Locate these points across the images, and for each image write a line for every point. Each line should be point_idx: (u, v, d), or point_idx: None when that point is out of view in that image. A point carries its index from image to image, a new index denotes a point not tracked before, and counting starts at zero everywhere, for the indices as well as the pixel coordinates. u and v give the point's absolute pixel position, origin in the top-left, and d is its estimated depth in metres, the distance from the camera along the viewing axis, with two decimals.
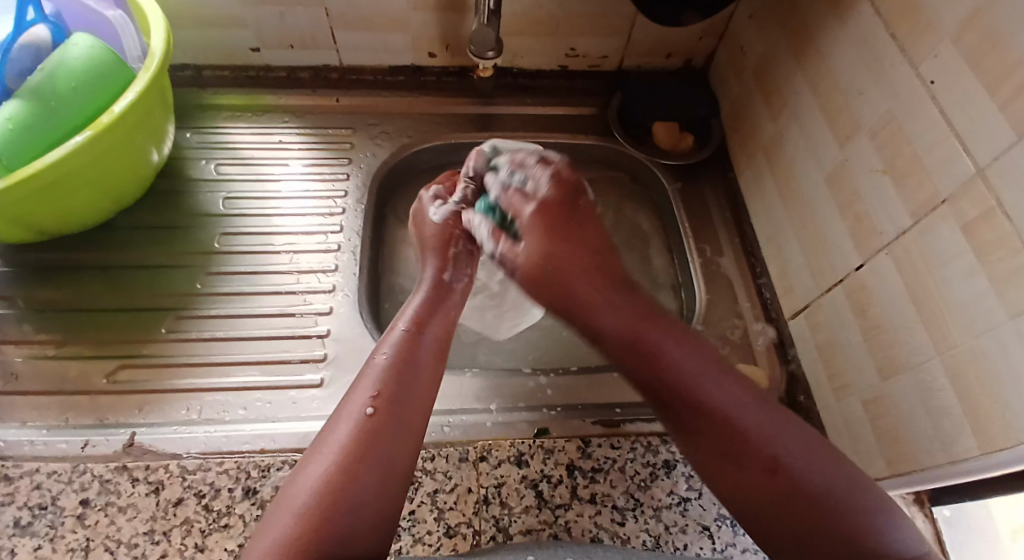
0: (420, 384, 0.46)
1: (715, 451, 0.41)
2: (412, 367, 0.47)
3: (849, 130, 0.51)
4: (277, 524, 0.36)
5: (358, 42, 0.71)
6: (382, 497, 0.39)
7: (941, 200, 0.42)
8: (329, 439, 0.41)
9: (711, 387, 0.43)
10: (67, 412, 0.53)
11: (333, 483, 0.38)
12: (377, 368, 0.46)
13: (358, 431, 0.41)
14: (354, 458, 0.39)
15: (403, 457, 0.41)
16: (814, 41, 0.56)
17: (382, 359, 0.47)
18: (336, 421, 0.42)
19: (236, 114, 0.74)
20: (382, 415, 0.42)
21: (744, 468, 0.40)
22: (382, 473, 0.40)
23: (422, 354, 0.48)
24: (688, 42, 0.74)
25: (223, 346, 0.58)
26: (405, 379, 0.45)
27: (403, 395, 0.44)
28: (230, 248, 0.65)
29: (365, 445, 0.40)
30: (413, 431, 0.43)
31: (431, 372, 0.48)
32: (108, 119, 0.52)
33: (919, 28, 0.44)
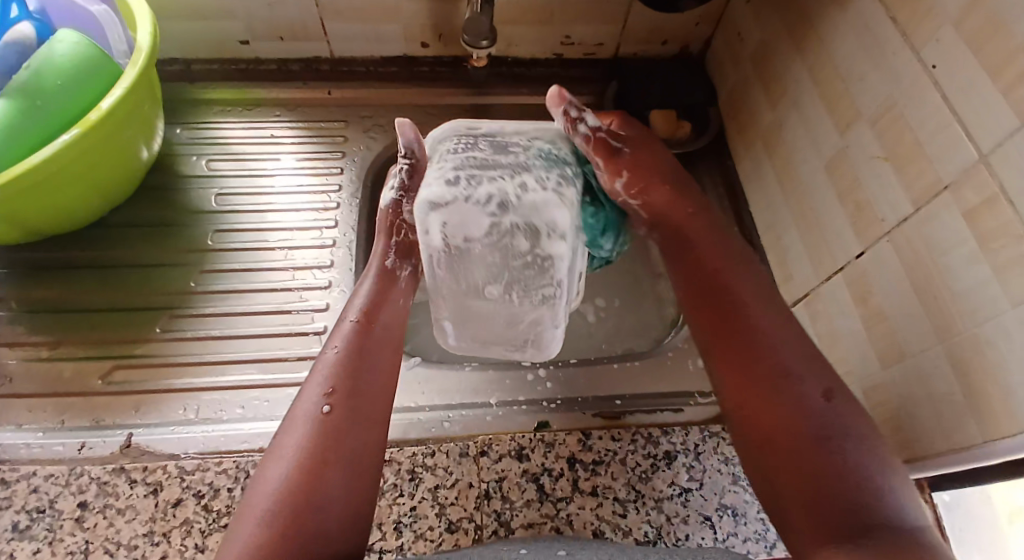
0: (375, 375, 0.46)
1: (755, 378, 0.44)
2: (368, 358, 0.47)
3: (849, 116, 0.51)
4: (246, 530, 0.37)
5: (349, 33, 0.70)
6: (344, 495, 0.40)
7: (943, 187, 0.41)
8: (285, 443, 0.42)
9: (764, 320, 0.47)
10: (63, 414, 0.53)
11: (294, 489, 0.39)
12: (330, 361, 0.46)
13: (314, 430, 0.42)
14: (311, 461, 0.40)
15: (361, 451, 0.42)
16: (814, 26, 0.55)
17: (333, 352, 0.46)
18: (290, 424, 0.43)
19: (227, 108, 0.72)
20: (336, 414, 0.43)
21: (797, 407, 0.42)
22: (344, 470, 0.41)
23: (374, 343, 0.48)
24: (685, 29, 0.73)
25: (219, 345, 0.58)
26: (359, 370, 0.46)
27: (358, 389, 0.45)
28: (224, 245, 0.64)
29: (321, 446, 0.41)
30: (370, 421, 0.44)
31: (386, 359, 0.48)
32: (97, 116, 0.51)
33: (920, 12, 0.43)
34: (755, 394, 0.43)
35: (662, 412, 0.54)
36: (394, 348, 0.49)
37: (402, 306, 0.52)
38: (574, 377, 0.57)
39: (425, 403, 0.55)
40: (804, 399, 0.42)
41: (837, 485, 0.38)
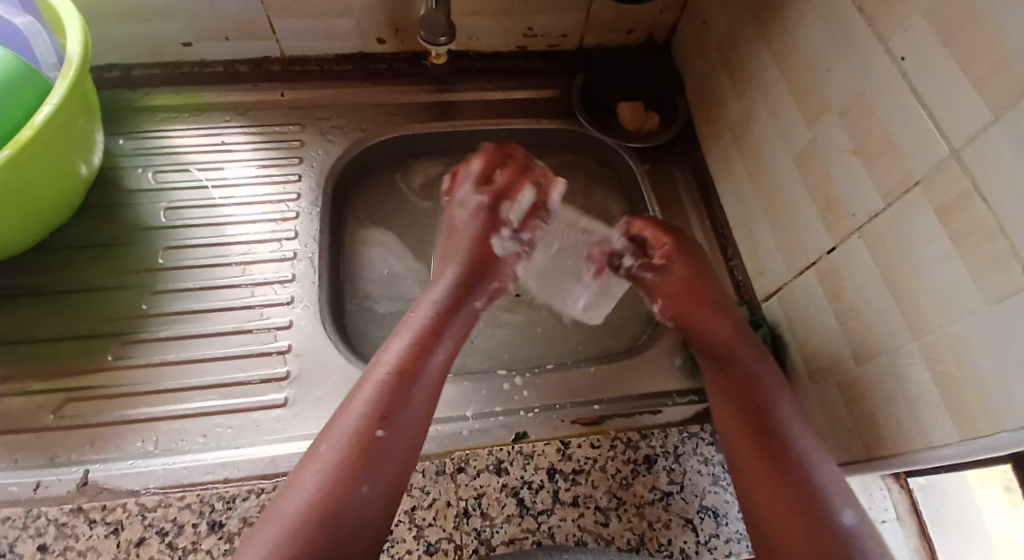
0: (421, 407, 0.46)
1: (765, 447, 0.45)
2: (420, 388, 0.46)
3: (817, 108, 0.50)
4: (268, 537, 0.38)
5: (300, 30, 0.67)
6: (370, 522, 0.40)
7: (914, 182, 0.40)
8: (325, 452, 0.41)
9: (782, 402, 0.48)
10: (15, 452, 0.49)
11: (324, 506, 0.39)
12: (379, 379, 0.45)
13: (357, 451, 0.41)
14: (348, 480, 0.40)
15: (395, 483, 0.42)
16: (780, 14, 0.54)
17: (381, 372, 0.46)
18: (330, 435, 0.42)
19: (174, 115, 0.68)
20: (381, 440, 0.42)
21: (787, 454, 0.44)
22: (375, 499, 0.40)
23: (428, 372, 0.47)
24: (649, 16, 0.71)
25: (176, 371, 0.55)
26: (407, 398, 0.45)
27: (404, 417, 0.44)
28: (177, 263, 0.61)
29: (358, 469, 0.41)
30: (408, 454, 0.43)
31: (431, 389, 0.47)
32: (28, 133, 0.48)
33: (888, 1, 0.42)
34: (763, 456, 0.45)
35: (641, 415, 0.53)
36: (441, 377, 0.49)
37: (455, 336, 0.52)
38: (551, 383, 0.56)
39: None
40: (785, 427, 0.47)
41: (829, 535, 0.40)
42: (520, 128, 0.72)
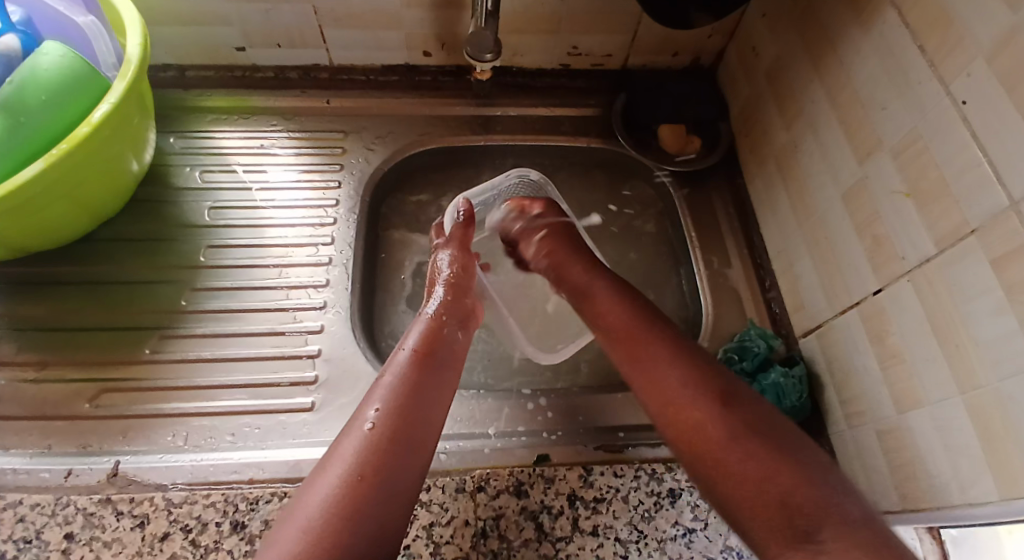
0: (429, 405, 0.46)
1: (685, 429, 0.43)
2: (423, 390, 0.46)
3: (870, 145, 0.49)
4: (289, 536, 0.37)
5: (349, 41, 0.68)
6: (387, 504, 0.39)
7: (969, 230, 0.39)
8: (337, 454, 0.41)
9: (672, 372, 0.47)
10: (51, 438, 0.51)
11: (341, 495, 0.38)
12: (388, 386, 0.46)
13: (361, 450, 0.41)
14: (359, 474, 0.39)
15: (411, 469, 0.41)
16: (834, 46, 0.52)
17: (387, 380, 0.46)
18: (340, 445, 0.42)
19: (223, 116, 0.70)
20: (389, 436, 0.42)
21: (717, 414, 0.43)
22: (389, 492, 0.40)
23: (429, 375, 0.47)
24: (697, 40, 0.70)
25: (209, 368, 0.56)
26: (416, 399, 0.45)
27: (412, 414, 0.44)
28: (216, 262, 0.62)
29: (367, 462, 0.40)
30: (419, 446, 0.43)
31: (443, 386, 0.48)
32: (86, 130, 0.49)
33: (951, 42, 0.41)
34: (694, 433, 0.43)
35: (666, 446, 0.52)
36: (452, 379, 0.49)
37: (463, 343, 0.53)
38: (576, 406, 0.55)
39: None
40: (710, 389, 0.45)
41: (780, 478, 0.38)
42: (560, 146, 0.72)
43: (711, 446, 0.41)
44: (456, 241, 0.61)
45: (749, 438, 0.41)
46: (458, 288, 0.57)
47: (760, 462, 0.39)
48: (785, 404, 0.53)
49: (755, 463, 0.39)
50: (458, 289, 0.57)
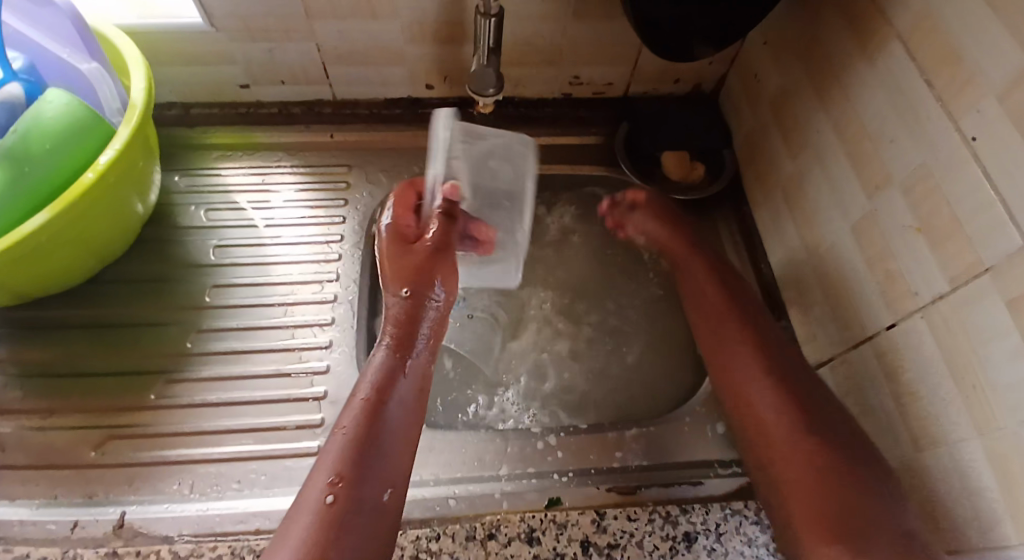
0: (389, 457, 0.43)
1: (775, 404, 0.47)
2: (378, 445, 0.43)
3: (879, 179, 0.48)
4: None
5: (352, 76, 0.68)
6: None
7: (984, 269, 0.38)
8: (293, 525, 0.38)
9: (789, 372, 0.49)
10: (56, 488, 0.51)
11: None
12: (339, 445, 0.42)
13: (320, 523, 0.38)
14: (317, 554, 0.36)
15: (376, 533, 0.39)
16: (839, 77, 0.52)
17: (344, 434, 0.43)
18: (297, 509, 0.39)
19: (227, 154, 0.70)
20: (345, 500, 0.39)
21: (789, 420, 0.46)
22: None
23: (388, 427, 0.44)
24: (699, 68, 0.70)
25: (215, 412, 0.55)
26: (374, 452, 0.42)
27: (370, 472, 0.41)
28: (222, 302, 0.62)
29: (327, 537, 0.37)
30: (384, 509, 0.41)
31: (403, 436, 0.45)
32: (93, 176, 0.49)
33: (958, 79, 0.40)
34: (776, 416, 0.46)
35: (681, 485, 0.51)
36: (413, 422, 0.47)
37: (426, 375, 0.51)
38: (587, 443, 0.54)
39: (429, 477, 0.52)
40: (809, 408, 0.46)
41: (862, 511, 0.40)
42: (564, 176, 0.72)
43: (767, 438, 0.46)
44: (424, 250, 0.55)
45: (834, 459, 0.43)
46: (412, 321, 0.52)
47: (833, 476, 0.42)
48: None
49: (821, 474, 0.42)
50: (415, 326, 0.52)
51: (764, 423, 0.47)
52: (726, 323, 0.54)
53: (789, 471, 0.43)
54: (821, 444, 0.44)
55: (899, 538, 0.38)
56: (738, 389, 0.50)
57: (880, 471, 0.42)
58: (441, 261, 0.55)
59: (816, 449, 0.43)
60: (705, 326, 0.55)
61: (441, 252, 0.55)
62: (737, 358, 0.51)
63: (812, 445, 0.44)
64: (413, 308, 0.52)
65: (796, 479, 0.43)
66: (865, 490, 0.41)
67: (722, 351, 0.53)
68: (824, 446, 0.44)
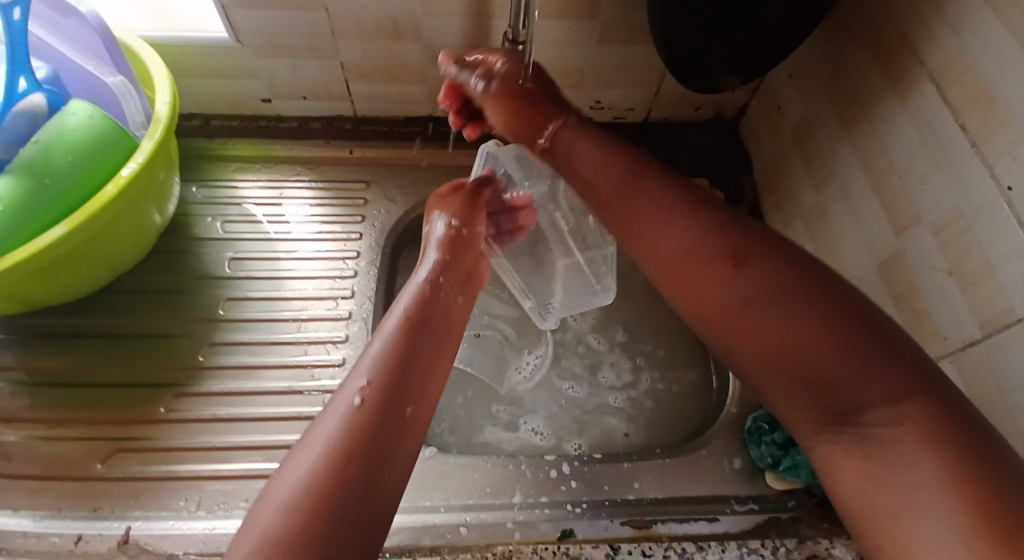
0: (420, 376, 0.40)
1: (763, 280, 0.36)
2: (412, 361, 0.40)
3: (906, 218, 0.47)
4: (264, 521, 0.31)
5: (374, 93, 0.68)
6: (376, 482, 0.33)
7: (1016, 316, 0.38)
8: (320, 428, 0.35)
9: (764, 250, 0.37)
10: (61, 500, 0.50)
11: (324, 469, 0.32)
12: (372, 357, 0.39)
13: (348, 424, 0.35)
14: (343, 453, 0.33)
15: (402, 448, 0.36)
16: (865, 113, 0.52)
17: (377, 346, 0.40)
18: (324, 413, 0.36)
19: (246, 166, 0.71)
20: (375, 406, 0.36)
21: (772, 306, 0.35)
22: (378, 471, 0.34)
23: (422, 346, 0.42)
24: (720, 96, 0.70)
25: (225, 429, 0.55)
26: (412, 371, 0.40)
27: (404, 385, 0.38)
28: (236, 315, 0.62)
29: (358, 441, 0.34)
30: (409, 423, 0.37)
31: (436, 358, 0.42)
32: (113, 190, 0.49)
33: (993, 124, 0.39)
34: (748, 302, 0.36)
35: (696, 521, 0.51)
36: (450, 351, 0.44)
37: (465, 303, 0.49)
38: (599, 471, 0.54)
39: (439, 503, 0.51)
40: (784, 279, 0.35)
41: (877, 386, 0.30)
42: None
43: (722, 330, 0.38)
44: (464, 196, 0.56)
45: (773, 305, 0.35)
46: (454, 245, 0.52)
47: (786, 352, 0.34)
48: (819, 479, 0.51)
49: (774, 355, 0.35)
50: (455, 250, 0.52)
51: (689, 284, 0.39)
52: (627, 195, 0.44)
53: (777, 390, 0.35)
54: (750, 305, 0.36)
55: (892, 407, 0.30)
56: (672, 292, 0.41)
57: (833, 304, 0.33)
58: (477, 209, 0.56)
59: (751, 306, 0.36)
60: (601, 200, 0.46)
61: (477, 200, 0.56)
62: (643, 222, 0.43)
63: (742, 307, 0.36)
64: (449, 235, 0.53)
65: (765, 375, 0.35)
66: (826, 355, 0.32)
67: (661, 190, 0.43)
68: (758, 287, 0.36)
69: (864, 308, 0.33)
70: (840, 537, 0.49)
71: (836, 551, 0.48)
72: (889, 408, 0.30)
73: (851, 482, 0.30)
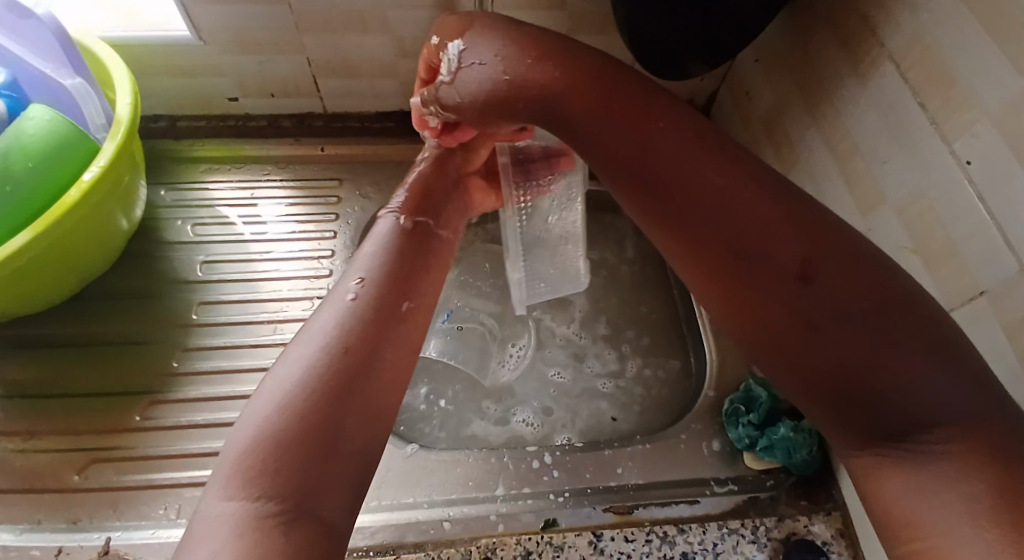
0: (417, 275, 0.44)
1: (837, 278, 0.28)
2: (407, 262, 0.44)
3: (873, 199, 0.48)
4: (265, 402, 0.33)
5: (344, 89, 0.67)
6: (378, 361, 0.37)
7: (979, 292, 0.39)
8: (321, 318, 0.38)
9: (829, 233, 0.30)
10: (37, 513, 0.49)
11: (326, 354, 0.35)
12: (369, 258, 0.43)
13: (348, 316, 0.38)
14: (346, 335, 0.37)
15: (402, 336, 0.39)
16: (831, 96, 0.52)
17: (371, 250, 0.44)
18: (325, 306, 0.39)
19: (215, 167, 0.69)
20: (375, 300, 0.40)
21: (837, 307, 0.28)
22: (379, 354, 0.37)
23: (415, 252, 0.45)
24: (691, 83, 0.70)
25: (203, 434, 0.54)
26: (405, 275, 0.43)
27: (399, 282, 0.42)
28: (210, 319, 0.61)
29: (358, 328, 0.38)
30: (406, 315, 0.41)
31: (430, 263, 0.46)
32: (76, 195, 0.48)
33: (953, 102, 0.40)
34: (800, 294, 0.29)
35: (677, 505, 0.51)
36: (441, 258, 0.47)
37: (453, 219, 0.52)
38: (580, 460, 0.54)
39: (423, 498, 0.51)
40: (851, 277, 0.28)
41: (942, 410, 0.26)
42: None
43: (755, 317, 0.30)
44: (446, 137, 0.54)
45: (835, 299, 0.28)
46: (424, 187, 0.52)
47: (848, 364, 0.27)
48: (795, 459, 0.52)
49: (829, 360, 0.27)
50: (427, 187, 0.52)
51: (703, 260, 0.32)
52: (642, 147, 0.35)
53: (807, 394, 0.29)
54: (806, 298, 0.29)
55: (953, 426, 0.25)
56: (687, 261, 0.34)
57: (905, 310, 0.27)
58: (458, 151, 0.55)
59: (805, 299, 0.29)
60: (616, 171, 0.36)
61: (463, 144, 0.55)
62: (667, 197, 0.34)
63: (794, 299, 0.29)
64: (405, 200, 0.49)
65: (798, 381, 0.29)
66: (902, 371, 0.26)
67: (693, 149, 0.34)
68: (808, 279, 0.29)
69: (931, 316, 0.28)
70: (817, 514, 0.50)
71: (814, 528, 0.50)
72: (955, 426, 0.25)
73: (891, 488, 0.27)
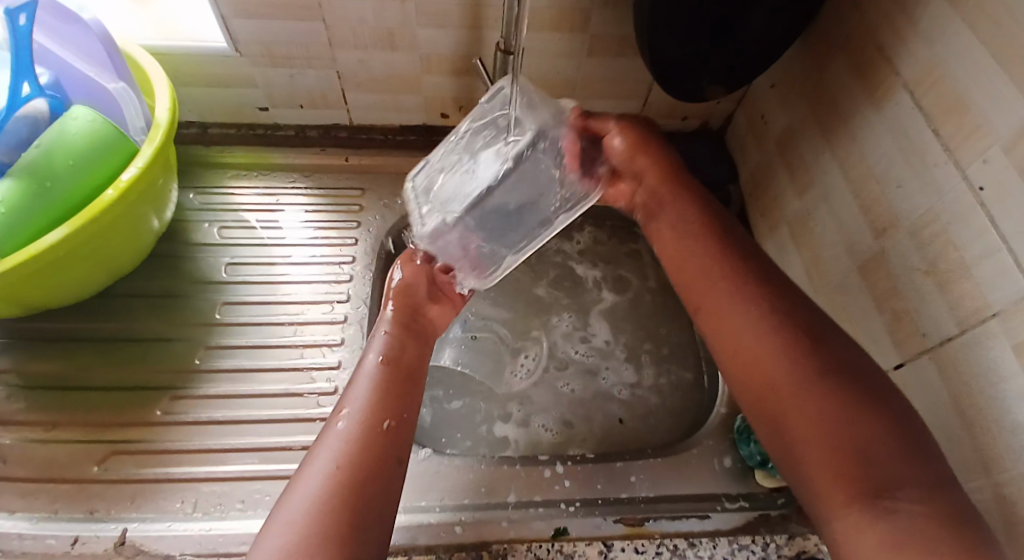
0: (404, 406, 0.46)
1: (835, 370, 0.40)
2: (394, 390, 0.46)
3: (886, 221, 0.49)
4: (275, 543, 0.35)
5: (370, 103, 0.69)
6: (371, 494, 0.39)
7: (990, 312, 0.40)
8: (317, 457, 0.41)
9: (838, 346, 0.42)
10: (56, 502, 0.50)
11: (324, 493, 0.38)
12: (359, 387, 0.46)
13: (340, 449, 0.41)
14: (343, 472, 0.39)
15: (391, 462, 0.42)
16: (845, 121, 0.54)
17: (361, 383, 0.46)
18: (319, 444, 0.42)
19: (243, 173, 0.72)
20: (364, 430, 0.42)
21: (833, 392, 0.39)
22: (373, 488, 0.39)
23: (400, 382, 0.47)
24: (707, 105, 0.72)
25: (220, 431, 0.55)
26: (391, 401, 0.46)
27: (384, 409, 0.45)
28: (232, 319, 0.62)
29: (352, 461, 0.40)
30: (393, 442, 0.43)
31: (412, 388, 0.48)
32: (113, 193, 0.50)
33: (965, 128, 0.41)
34: (815, 378, 0.40)
35: (688, 518, 0.52)
36: (422, 382, 0.50)
37: (429, 342, 0.53)
38: (593, 471, 0.54)
39: (435, 502, 0.52)
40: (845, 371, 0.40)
41: (909, 475, 0.36)
42: None
43: (773, 392, 0.42)
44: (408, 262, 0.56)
45: (835, 388, 0.39)
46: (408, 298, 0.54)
47: (841, 421, 0.38)
48: None
49: (822, 415, 0.39)
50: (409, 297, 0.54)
51: (741, 356, 0.44)
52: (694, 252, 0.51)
53: (809, 457, 0.38)
54: (817, 376, 0.40)
55: (918, 492, 0.35)
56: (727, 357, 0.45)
57: (886, 393, 0.39)
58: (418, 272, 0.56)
59: (816, 384, 0.40)
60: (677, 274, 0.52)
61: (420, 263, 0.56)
62: (713, 296, 0.48)
63: (809, 375, 0.40)
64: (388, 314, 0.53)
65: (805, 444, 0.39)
66: (886, 443, 0.37)
67: (736, 267, 0.48)
68: (820, 371, 0.40)
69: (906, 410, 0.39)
70: None
71: (824, 546, 0.50)
72: (913, 492, 0.35)
73: (862, 542, 0.34)
